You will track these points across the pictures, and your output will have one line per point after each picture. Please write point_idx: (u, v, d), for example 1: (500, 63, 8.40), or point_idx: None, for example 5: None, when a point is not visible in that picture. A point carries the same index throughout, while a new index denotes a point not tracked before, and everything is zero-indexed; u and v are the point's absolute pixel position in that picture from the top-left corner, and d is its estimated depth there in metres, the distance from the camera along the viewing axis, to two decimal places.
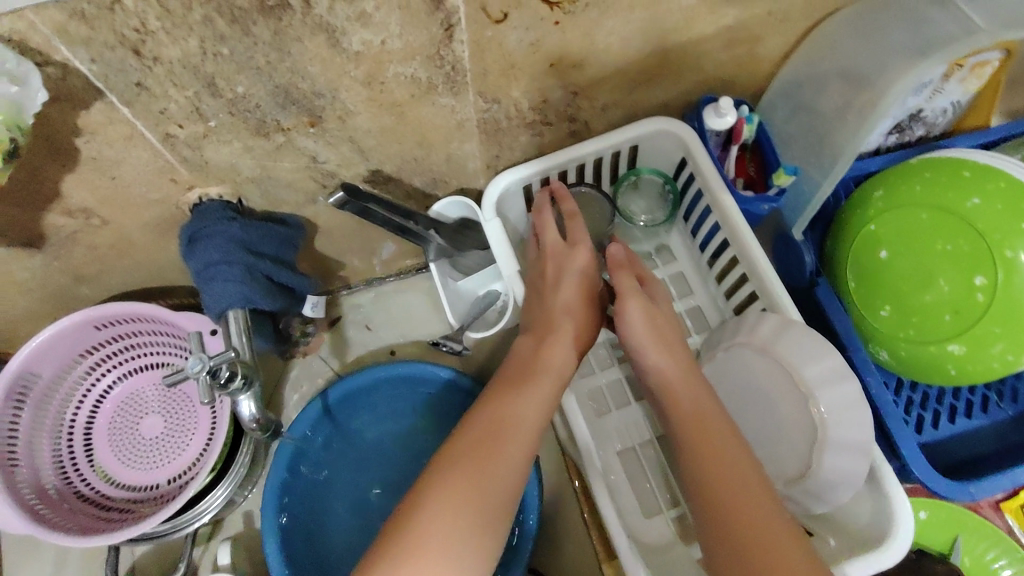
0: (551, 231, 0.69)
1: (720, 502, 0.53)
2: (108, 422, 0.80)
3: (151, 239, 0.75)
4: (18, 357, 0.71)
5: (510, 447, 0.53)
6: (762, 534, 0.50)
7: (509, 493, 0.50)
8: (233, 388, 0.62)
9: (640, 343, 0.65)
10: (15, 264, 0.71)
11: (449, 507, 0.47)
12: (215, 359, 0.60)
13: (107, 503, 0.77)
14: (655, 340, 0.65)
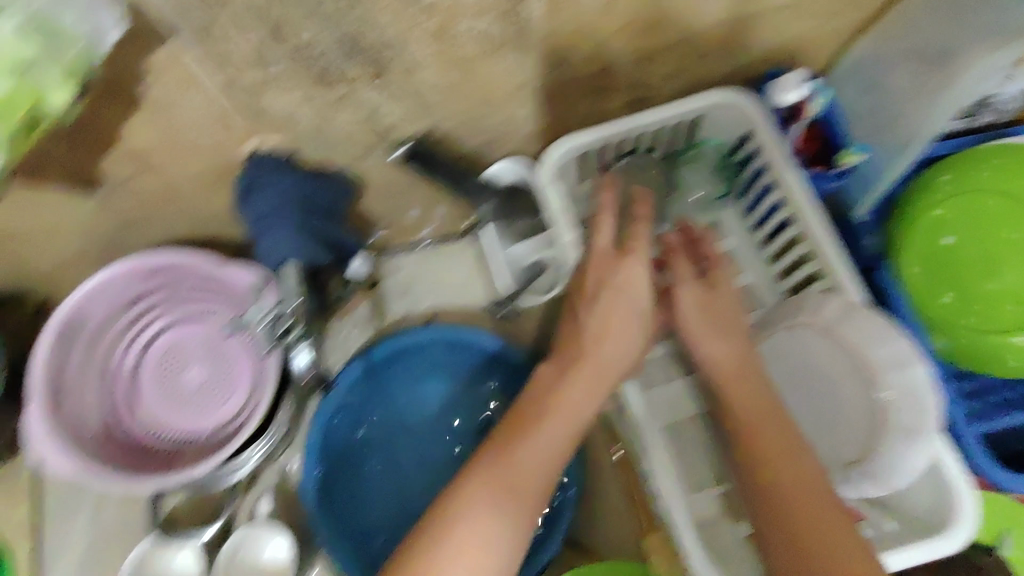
0: (603, 236, 0.64)
1: (778, 492, 0.53)
2: (150, 372, 0.80)
3: (201, 188, 0.73)
4: (68, 300, 0.71)
5: (546, 447, 0.53)
6: (818, 527, 0.50)
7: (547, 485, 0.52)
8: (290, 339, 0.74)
9: (688, 325, 0.64)
10: (66, 208, 0.70)
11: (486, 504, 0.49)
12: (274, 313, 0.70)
13: (151, 450, 0.77)
14: (706, 323, 0.64)
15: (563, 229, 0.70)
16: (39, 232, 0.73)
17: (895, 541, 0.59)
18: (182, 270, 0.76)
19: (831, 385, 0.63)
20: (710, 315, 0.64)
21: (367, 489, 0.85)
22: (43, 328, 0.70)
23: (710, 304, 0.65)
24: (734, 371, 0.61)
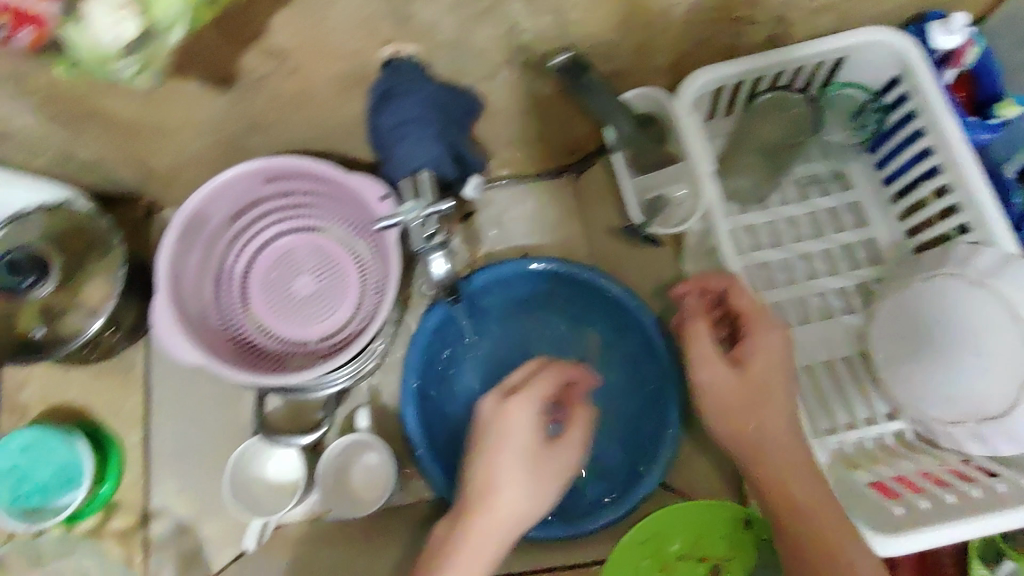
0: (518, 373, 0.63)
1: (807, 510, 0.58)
2: (262, 276, 0.81)
3: (328, 93, 0.71)
4: (194, 197, 0.72)
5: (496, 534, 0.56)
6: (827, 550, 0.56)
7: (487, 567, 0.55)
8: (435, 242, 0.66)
9: (727, 408, 0.62)
10: (200, 103, 0.70)
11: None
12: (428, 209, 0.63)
13: (261, 351, 0.78)
14: (749, 406, 0.61)
15: (704, 159, 0.68)
16: (169, 128, 0.74)
17: (926, 520, 0.61)
18: (302, 177, 0.76)
19: (964, 347, 0.66)
20: (751, 396, 0.62)
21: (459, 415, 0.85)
22: (170, 221, 0.71)
23: (745, 384, 0.62)
24: (770, 436, 0.61)
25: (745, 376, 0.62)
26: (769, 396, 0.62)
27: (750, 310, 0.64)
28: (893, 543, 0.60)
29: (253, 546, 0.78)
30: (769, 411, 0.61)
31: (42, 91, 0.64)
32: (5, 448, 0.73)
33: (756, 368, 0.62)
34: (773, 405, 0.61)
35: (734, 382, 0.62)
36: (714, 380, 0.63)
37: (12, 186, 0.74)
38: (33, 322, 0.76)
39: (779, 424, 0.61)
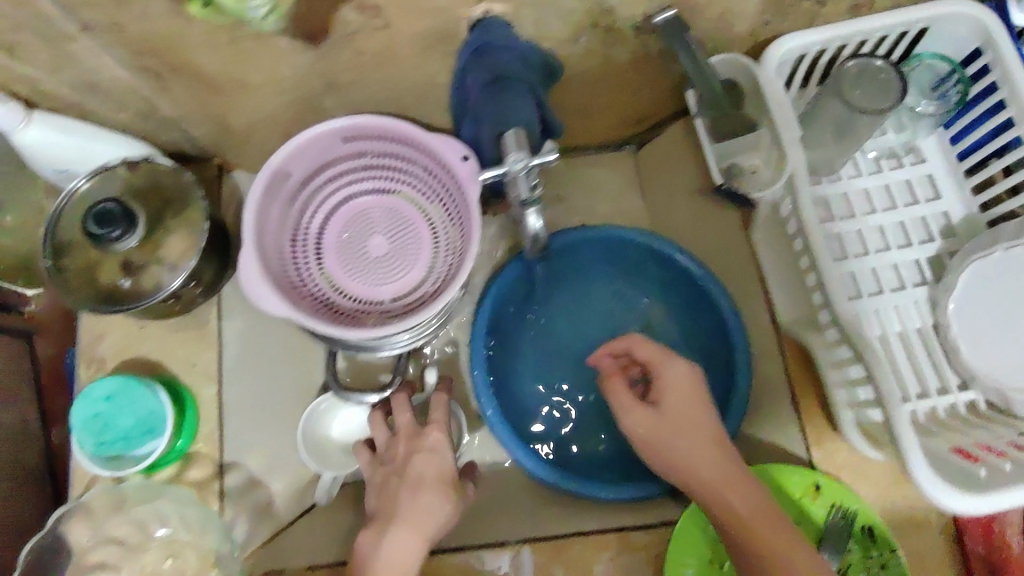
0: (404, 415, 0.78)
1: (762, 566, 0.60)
2: (336, 235, 0.81)
3: (414, 51, 0.70)
4: (278, 153, 0.73)
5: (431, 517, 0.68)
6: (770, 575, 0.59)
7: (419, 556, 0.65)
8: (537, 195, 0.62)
9: (648, 450, 0.68)
10: (286, 59, 0.69)
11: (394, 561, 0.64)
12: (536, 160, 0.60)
13: (336, 309, 0.79)
14: (670, 435, 0.67)
15: (790, 128, 0.69)
16: (250, 84, 0.73)
17: (1004, 477, 0.65)
18: (381, 137, 0.77)
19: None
20: (669, 428, 0.67)
21: (524, 377, 0.87)
22: (257, 175, 0.72)
23: (663, 419, 0.68)
24: (686, 463, 0.66)
25: (661, 411, 0.68)
26: (689, 420, 0.67)
27: (655, 356, 0.71)
28: (977, 501, 0.63)
29: (326, 499, 0.81)
30: (689, 441, 0.66)
31: (133, 43, 0.64)
32: (90, 396, 0.75)
33: (670, 401, 0.68)
34: (689, 434, 0.67)
35: (651, 417, 0.68)
36: (636, 424, 0.69)
37: (96, 139, 0.75)
38: (116, 275, 0.78)
39: (697, 449, 0.66)
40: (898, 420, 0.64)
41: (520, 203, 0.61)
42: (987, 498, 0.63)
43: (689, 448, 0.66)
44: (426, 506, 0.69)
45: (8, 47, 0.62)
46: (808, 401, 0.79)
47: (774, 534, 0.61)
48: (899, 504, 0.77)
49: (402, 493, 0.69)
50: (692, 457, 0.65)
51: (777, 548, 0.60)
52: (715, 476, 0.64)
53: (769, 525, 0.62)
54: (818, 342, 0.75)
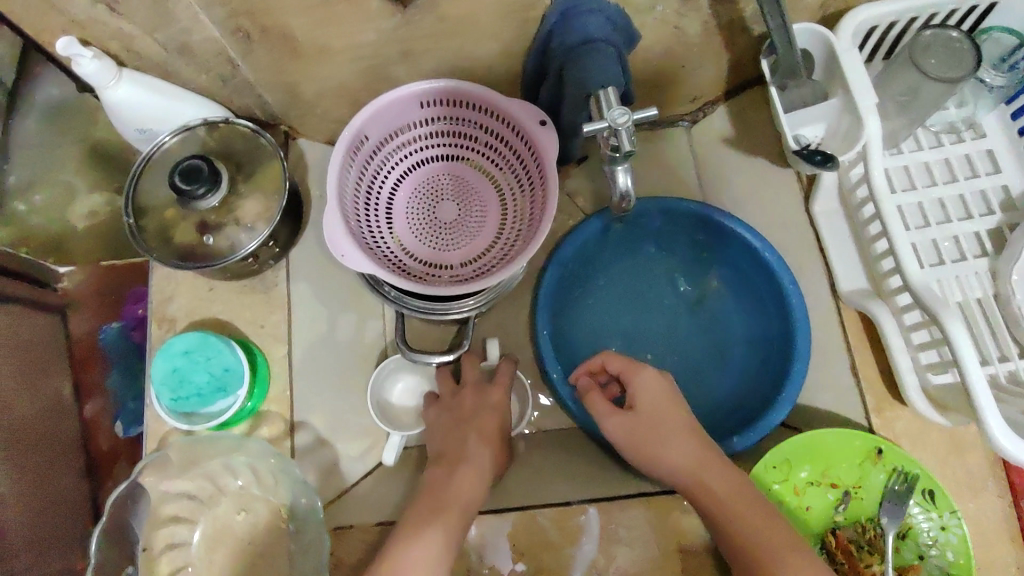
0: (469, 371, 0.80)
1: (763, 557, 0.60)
2: (406, 200, 0.83)
3: (493, 20, 0.72)
4: (361, 114, 0.73)
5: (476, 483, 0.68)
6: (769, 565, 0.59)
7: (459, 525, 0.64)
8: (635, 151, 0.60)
9: (632, 453, 0.69)
10: (369, 23, 0.71)
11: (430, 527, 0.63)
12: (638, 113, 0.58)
13: (407, 272, 0.80)
14: (644, 441, 0.68)
15: (864, 94, 0.71)
16: (331, 48, 0.75)
17: None
18: (457, 102, 0.78)
19: None
20: (643, 432, 0.68)
21: (582, 340, 0.90)
22: (340, 137, 0.72)
23: (637, 424, 0.69)
24: (666, 463, 0.67)
25: (635, 415, 0.69)
26: (661, 425, 0.68)
27: (627, 367, 0.73)
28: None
29: (391, 461, 0.80)
30: (667, 442, 0.67)
31: (230, 1, 0.65)
32: (169, 350, 0.76)
33: (643, 403, 0.70)
34: (668, 436, 0.67)
35: (626, 422, 0.69)
36: (615, 430, 0.70)
37: (181, 100, 0.78)
38: (193, 235, 0.80)
39: (678, 450, 0.67)
40: (975, 382, 0.63)
41: (618, 158, 0.59)
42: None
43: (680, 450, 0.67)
44: (482, 459, 0.71)
45: (111, 2, 0.64)
46: (867, 367, 0.80)
47: (761, 522, 0.62)
48: (960, 473, 0.77)
49: (459, 445, 0.72)
50: (674, 458, 0.66)
51: (758, 534, 0.61)
52: (695, 472, 0.65)
53: (757, 513, 0.63)
54: (883, 308, 0.77)
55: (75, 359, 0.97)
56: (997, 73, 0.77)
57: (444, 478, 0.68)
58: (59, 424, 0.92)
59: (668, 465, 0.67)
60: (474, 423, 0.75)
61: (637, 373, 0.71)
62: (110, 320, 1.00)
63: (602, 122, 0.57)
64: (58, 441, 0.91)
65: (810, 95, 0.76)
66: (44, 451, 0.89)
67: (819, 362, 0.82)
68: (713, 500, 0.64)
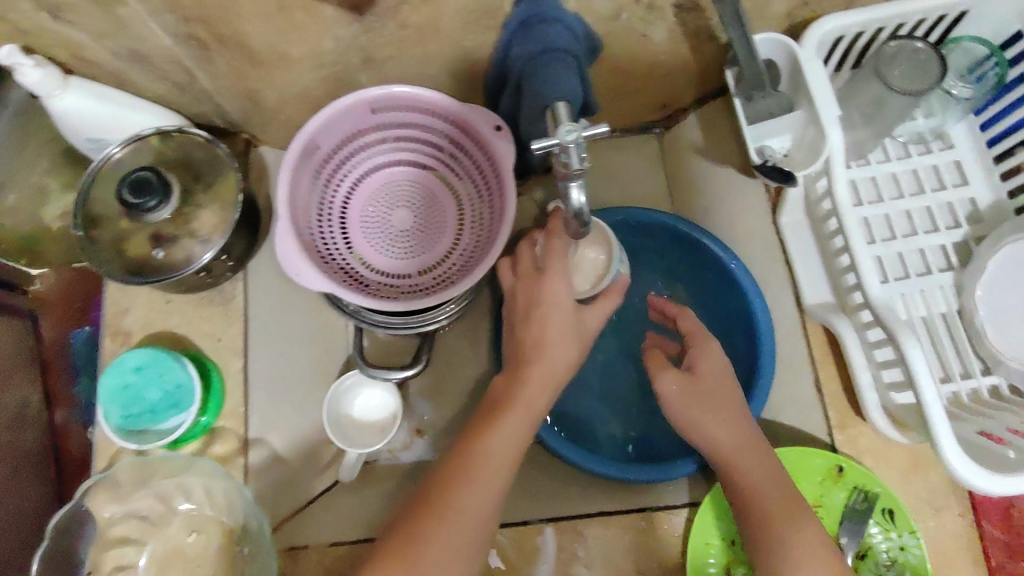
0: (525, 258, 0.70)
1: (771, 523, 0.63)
2: (361, 208, 0.81)
3: (456, 29, 0.70)
4: (311, 124, 0.72)
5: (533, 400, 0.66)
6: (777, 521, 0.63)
7: (513, 439, 0.64)
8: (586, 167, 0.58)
9: (677, 415, 0.68)
10: (330, 30, 0.67)
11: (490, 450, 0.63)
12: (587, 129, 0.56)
13: (363, 283, 0.78)
14: (693, 407, 0.67)
15: (829, 107, 0.70)
16: (291, 57, 0.71)
17: None
18: (411, 108, 0.76)
19: None
20: (697, 399, 0.67)
21: None
22: (290, 147, 0.70)
23: (693, 389, 0.68)
24: (708, 435, 0.67)
25: (693, 379, 0.68)
26: (719, 399, 0.68)
27: (696, 329, 0.72)
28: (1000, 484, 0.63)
29: (350, 477, 0.80)
30: (716, 415, 0.67)
31: (183, 8, 0.62)
32: (121, 366, 0.75)
33: (704, 372, 0.69)
34: (719, 411, 0.67)
35: (685, 387, 0.68)
36: (665, 387, 0.68)
37: (133, 109, 0.76)
38: (147, 248, 0.77)
39: (723, 427, 0.67)
40: (930, 400, 0.63)
41: (570, 176, 0.58)
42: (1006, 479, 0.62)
43: (727, 422, 0.67)
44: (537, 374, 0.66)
45: (58, 7, 0.61)
46: (831, 384, 0.79)
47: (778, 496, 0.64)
48: (921, 489, 0.76)
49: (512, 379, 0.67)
50: (716, 434, 0.66)
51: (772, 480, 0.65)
52: (734, 451, 0.66)
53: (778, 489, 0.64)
54: (846, 324, 0.76)
55: (44, 366, 0.94)
56: (963, 85, 0.75)
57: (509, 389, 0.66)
58: (22, 433, 0.91)
59: (710, 437, 0.67)
60: (532, 334, 0.67)
61: (704, 342, 0.70)
62: (77, 324, 0.96)
63: (551, 139, 0.55)
64: (21, 451, 0.90)
65: (777, 107, 0.73)
66: (4, 461, 0.87)
67: (786, 377, 0.81)
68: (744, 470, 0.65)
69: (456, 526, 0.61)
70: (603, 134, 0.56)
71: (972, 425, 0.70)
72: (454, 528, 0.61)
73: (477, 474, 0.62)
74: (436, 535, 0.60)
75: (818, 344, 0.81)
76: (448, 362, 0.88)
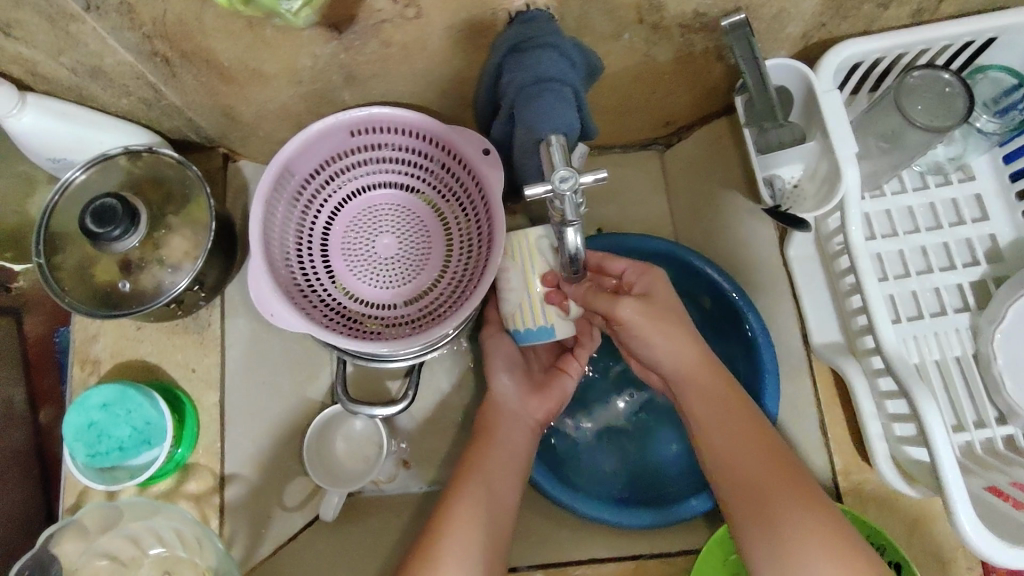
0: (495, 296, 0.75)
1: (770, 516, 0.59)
2: (343, 235, 0.76)
3: (443, 48, 0.65)
4: (285, 149, 0.68)
5: (506, 440, 0.69)
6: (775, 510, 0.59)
7: (503, 463, 0.67)
8: (582, 214, 0.56)
9: (641, 335, 0.66)
10: (306, 48, 0.62)
11: (485, 471, 0.66)
12: (582, 176, 0.54)
13: (345, 315, 0.74)
14: (655, 328, 0.65)
15: (842, 141, 0.65)
16: (266, 73, 0.66)
17: None
18: (393, 129, 0.71)
19: None
20: (655, 319, 0.65)
21: None
22: (263, 174, 0.67)
23: (653, 306, 0.65)
24: (672, 361, 0.66)
25: (647, 299, 0.66)
26: (672, 318, 0.66)
27: (633, 267, 0.70)
28: (1010, 553, 0.60)
29: (332, 517, 0.76)
30: (670, 338, 0.66)
31: (144, 25, 0.58)
32: (86, 403, 0.72)
33: (659, 295, 0.67)
34: (677, 331, 0.66)
35: (639, 303, 0.65)
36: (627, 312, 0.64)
37: (98, 128, 0.71)
38: (113, 274, 0.73)
39: (677, 348, 0.66)
40: (945, 462, 0.60)
41: (565, 224, 0.55)
42: (1018, 551, 0.60)
43: (681, 358, 0.66)
44: (516, 416, 0.71)
45: (7, 23, 0.57)
46: (837, 427, 0.76)
47: (771, 495, 0.60)
48: (928, 540, 0.73)
49: (495, 413, 0.71)
50: (680, 356, 0.66)
51: (753, 472, 0.62)
52: (697, 379, 0.66)
53: (786, 482, 0.60)
54: (855, 368, 0.72)
55: (28, 365, 0.89)
56: (987, 117, 0.71)
57: (497, 417, 0.70)
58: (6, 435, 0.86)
59: (671, 359, 0.67)
60: (495, 366, 0.72)
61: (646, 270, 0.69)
62: (64, 321, 0.90)
63: (544, 186, 0.53)
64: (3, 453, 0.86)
65: (788, 137, 0.70)
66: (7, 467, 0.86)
67: (790, 416, 0.78)
68: (743, 476, 0.62)
69: (456, 531, 0.61)
70: (600, 182, 0.54)
71: (981, 480, 0.66)
72: (456, 537, 0.61)
73: (472, 487, 0.64)
74: (443, 546, 0.60)
75: (823, 385, 0.77)
76: (435, 393, 0.84)
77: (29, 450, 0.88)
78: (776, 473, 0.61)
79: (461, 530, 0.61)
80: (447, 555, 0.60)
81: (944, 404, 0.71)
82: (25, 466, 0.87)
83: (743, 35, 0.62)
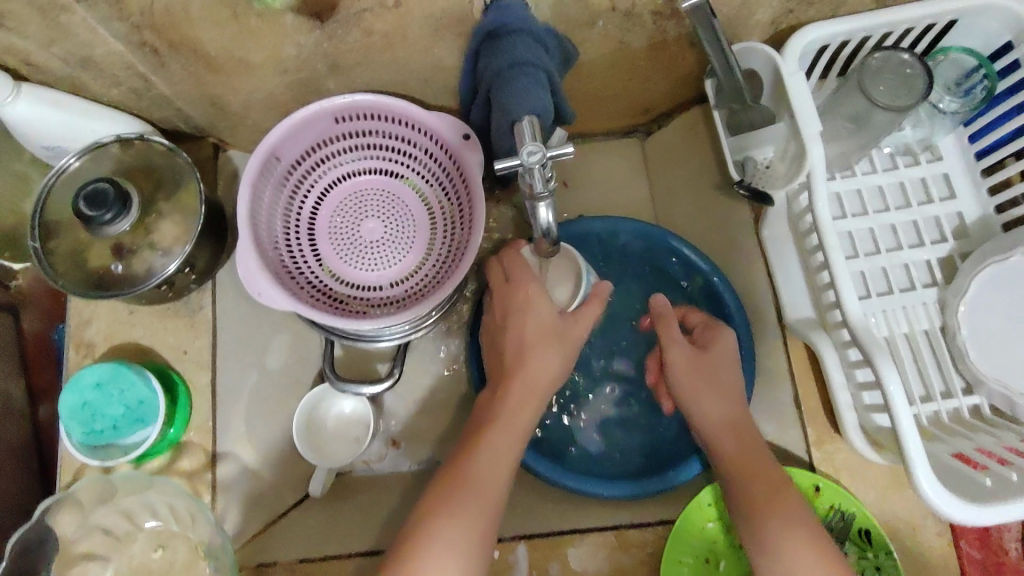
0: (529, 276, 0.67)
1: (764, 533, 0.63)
2: (329, 219, 0.78)
3: (423, 36, 0.67)
4: (272, 134, 0.70)
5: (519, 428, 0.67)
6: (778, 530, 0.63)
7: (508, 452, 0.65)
8: (551, 188, 0.58)
9: (679, 379, 0.71)
10: (289, 37, 0.64)
11: (490, 466, 0.64)
12: (549, 152, 0.56)
13: (332, 296, 0.76)
14: (704, 380, 0.71)
15: (808, 120, 0.67)
16: (251, 62, 0.68)
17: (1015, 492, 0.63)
18: (376, 115, 0.74)
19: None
20: (701, 369, 0.71)
21: None
22: (251, 158, 0.69)
23: (701, 360, 0.71)
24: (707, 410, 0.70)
25: (700, 353, 0.72)
26: (719, 373, 0.71)
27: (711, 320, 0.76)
28: (970, 511, 0.62)
29: (319, 492, 0.79)
30: (711, 389, 0.70)
31: (134, 15, 0.60)
32: (80, 383, 0.74)
33: (717, 350, 0.72)
34: (718, 380, 0.71)
35: (696, 357, 0.71)
36: (676, 355, 0.72)
37: (91, 117, 0.73)
38: (106, 258, 0.75)
39: (713, 395, 0.70)
40: (906, 427, 0.63)
41: (535, 198, 0.58)
42: (973, 508, 0.62)
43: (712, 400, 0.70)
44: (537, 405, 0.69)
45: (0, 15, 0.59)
46: (811, 399, 0.78)
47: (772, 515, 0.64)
48: (900, 507, 0.75)
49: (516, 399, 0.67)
50: (711, 408, 0.70)
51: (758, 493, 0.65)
52: (721, 424, 0.70)
53: (785, 498, 0.65)
54: (826, 341, 0.74)
55: (24, 358, 0.91)
56: (950, 98, 0.73)
57: (510, 409, 0.67)
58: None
59: (701, 406, 0.70)
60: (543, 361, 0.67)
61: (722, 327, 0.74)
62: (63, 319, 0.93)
63: (513, 160, 0.55)
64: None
65: (759, 119, 0.73)
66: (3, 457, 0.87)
67: (765, 390, 0.80)
68: (744, 493, 0.66)
69: (455, 517, 0.61)
70: (567, 159, 0.57)
71: (946, 446, 0.68)
72: (451, 532, 0.60)
73: (472, 486, 0.63)
74: (433, 534, 0.60)
75: (797, 360, 0.80)
76: (422, 374, 0.86)
77: (25, 438, 0.89)
78: (778, 491, 0.65)
79: (462, 518, 0.61)
80: (443, 550, 0.59)
81: (909, 375, 0.73)
82: (21, 453, 0.88)
83: (705, 17, 0.61)
